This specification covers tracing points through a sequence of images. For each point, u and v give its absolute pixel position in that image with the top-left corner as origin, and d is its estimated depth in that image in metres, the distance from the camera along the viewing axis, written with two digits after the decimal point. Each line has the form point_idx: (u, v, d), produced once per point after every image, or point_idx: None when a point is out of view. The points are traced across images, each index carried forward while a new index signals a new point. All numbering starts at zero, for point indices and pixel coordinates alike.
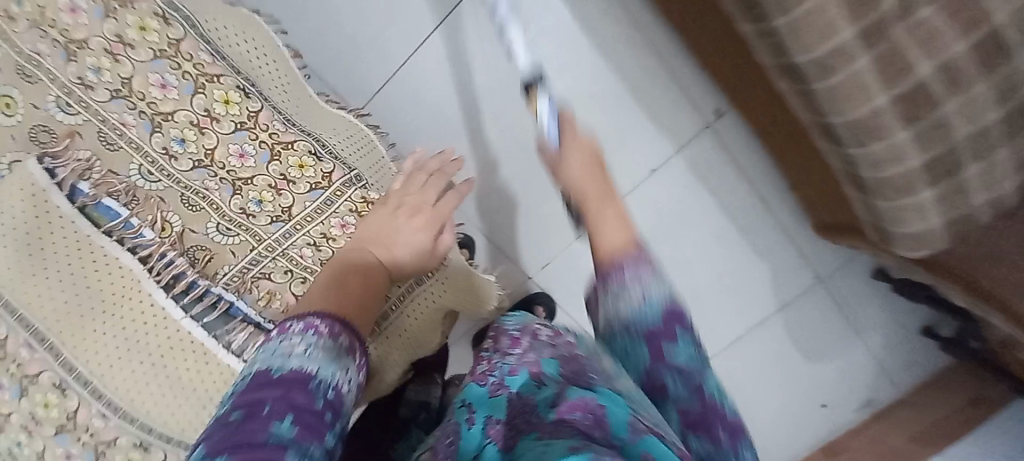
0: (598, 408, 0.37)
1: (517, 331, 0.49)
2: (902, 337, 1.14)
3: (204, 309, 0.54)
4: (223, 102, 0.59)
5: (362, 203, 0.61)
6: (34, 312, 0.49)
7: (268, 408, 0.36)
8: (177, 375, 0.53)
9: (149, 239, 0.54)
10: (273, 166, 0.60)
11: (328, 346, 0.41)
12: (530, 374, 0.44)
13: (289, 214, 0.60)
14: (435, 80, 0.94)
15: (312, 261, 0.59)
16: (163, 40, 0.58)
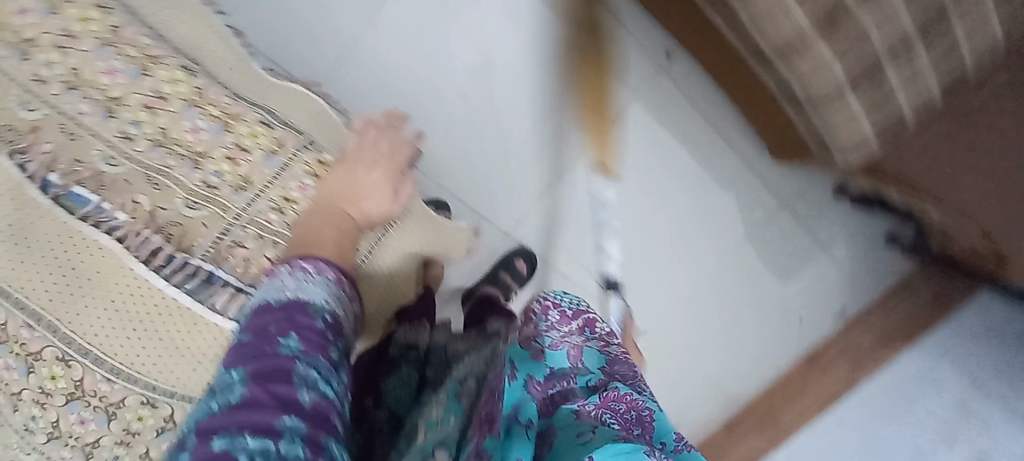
0: (648, 419, 0.51)
1: (572, 310, 0.67)
2: (865, 247, 1.24)
3: (186, 278, 0.47)
4: (170, 81, 0.53)
5: (319, 165, 0.56)
6: (27, 294, 0.43)
7: (273, 329, 0.42)
8: (176, 341, 0.47)
9: (119, 225, 0.47)
10: (228, 137, 0.54)
11: (318, 280, 0.46)
12: (576, 350, 0.61)
13: (250, 181, 0.53)
14: (389, 58, 0.97)
15: (280, 226, 0.53)
16: (104, 27, 0.52)
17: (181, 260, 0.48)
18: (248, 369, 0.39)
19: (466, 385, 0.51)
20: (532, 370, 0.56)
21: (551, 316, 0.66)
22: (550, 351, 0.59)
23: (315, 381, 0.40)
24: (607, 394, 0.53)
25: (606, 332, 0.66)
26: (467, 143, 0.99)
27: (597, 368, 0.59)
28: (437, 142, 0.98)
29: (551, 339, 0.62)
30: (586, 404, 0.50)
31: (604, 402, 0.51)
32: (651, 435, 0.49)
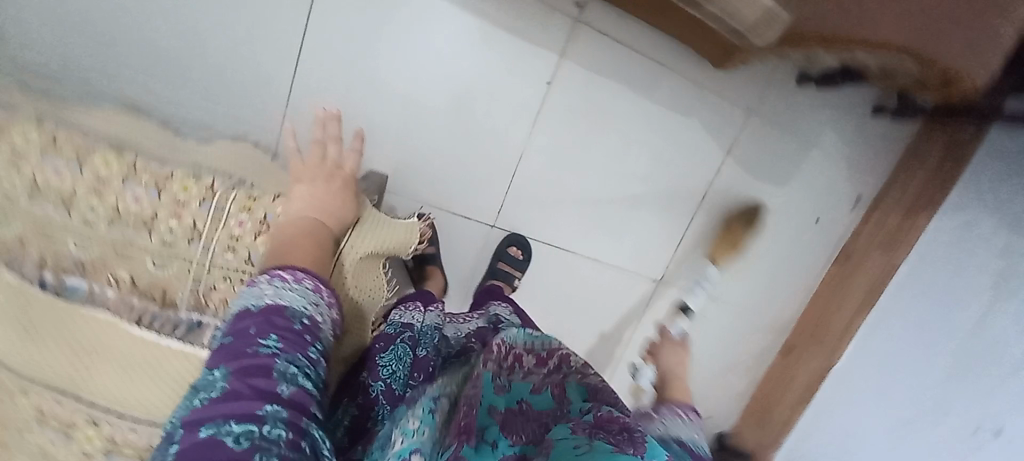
0: (640, 438, 0.50)
1: (545, 350, 0.65)
2: (853, 126, 1.23)
3: (176, 327, 0.52)
4: (103, 163, 0.51)
5: (252, 199, 0.56)
6: (51, 374, 0.49)
7: (253, 331, 0.45)
8: (180, 382, 0.51)
9: (105, 302, 0.51)
10: (166, 197, 0.52)
11: (295, 287, 0.49)
12: (558, 388, 0.61)
13: (200, 231, 0.54)
14: (323, 91, 0.94)
15: (240, 263, 0.55)
16: (18, 127, 0.48)
17: (163, 315, 0.53)
18: (229, 367, 0.42)
19: (439, 401, 0.54)
20: (496, 400, 0.55)
21: (525, 362, 0.63)
22: (529, 396, 0.59)
23: (294, 377, 0.44)
24: (600, 415, 0.54)
25: (583, 363, 0.65)
26: (436, 151, 1.04)
27: (583, 403, 0.59)
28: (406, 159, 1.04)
29: (530, 385, 0.60)
30: (580, 423, 0.53)
31: (597, 423, 0.52)
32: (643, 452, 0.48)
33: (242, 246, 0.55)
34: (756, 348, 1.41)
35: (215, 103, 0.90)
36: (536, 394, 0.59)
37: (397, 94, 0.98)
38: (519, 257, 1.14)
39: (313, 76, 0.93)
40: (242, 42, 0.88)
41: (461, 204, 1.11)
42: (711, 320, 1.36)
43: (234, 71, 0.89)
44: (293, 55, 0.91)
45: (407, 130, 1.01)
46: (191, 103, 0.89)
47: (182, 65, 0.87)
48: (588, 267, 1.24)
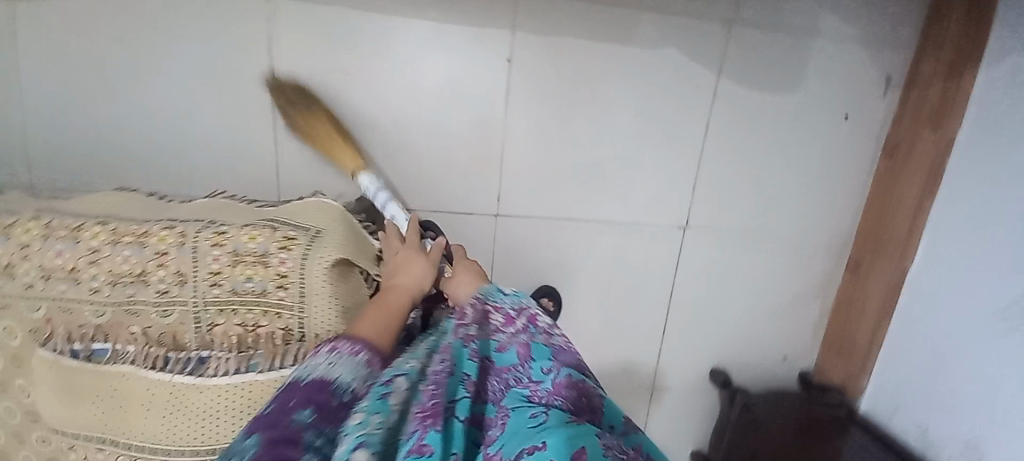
0: (597, 405, 0.61)
1: (514, 310, 0.72)
2: (858, 4, 1.09)
3: (184, 365, 0.58)
4: (94, 236, 0.59)
5: (220, 233, 0.60)
6: (95, 425, 0.57)
7: (293, 403, 0.54)
8: (193, 413, 0.56)
9: (128, 357, 0.59)
10: (149, 250, 0.59)
11: (348, 360, 0.59)
12: (524, 347, 0.68)
13: (186, 274, 0.59)
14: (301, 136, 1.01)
15: (228, 294, 0.60)
16: (29, 228, 0.58)
17: (178, 356, 0.59)
18: (261, 437, 0.51)
19: (393, 385, 0.58)
20: (466, 368, 0.66)
21: (495, 322, 0.72)
22: (494, 354, 0.69)
23: (319, 448, 0.51)
24: (558, 381, 0.63)
25: (550, 325, 0.70)
26: (421, 159, 1.08)
27: (546, 362, 0.66)
28: (394, 174, 1.08)
29: (496, 343, 0.70)
30: (539, 390, 0.64)
31: (557, 389, 0.63)
32: (603, 419, 0.60)
33: (226, 279, 0.60)
34: (817, 272, 1.28)
35: (213, 170, 1.02)
36: (500, 353, 0.69)
37: (371, 118, 1.03)
38: (550, 307, 1.17)
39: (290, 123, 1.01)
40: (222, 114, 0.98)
41: (459, 202, 1.12)
42: (755, 253, 1.25)
43: (230, 142, 1.00)
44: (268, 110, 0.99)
45: (388, 148, 1.06)
46: (196, 175, 1.03)
47: (178, 146, 1.00)
48: (605, 232, 1.19)
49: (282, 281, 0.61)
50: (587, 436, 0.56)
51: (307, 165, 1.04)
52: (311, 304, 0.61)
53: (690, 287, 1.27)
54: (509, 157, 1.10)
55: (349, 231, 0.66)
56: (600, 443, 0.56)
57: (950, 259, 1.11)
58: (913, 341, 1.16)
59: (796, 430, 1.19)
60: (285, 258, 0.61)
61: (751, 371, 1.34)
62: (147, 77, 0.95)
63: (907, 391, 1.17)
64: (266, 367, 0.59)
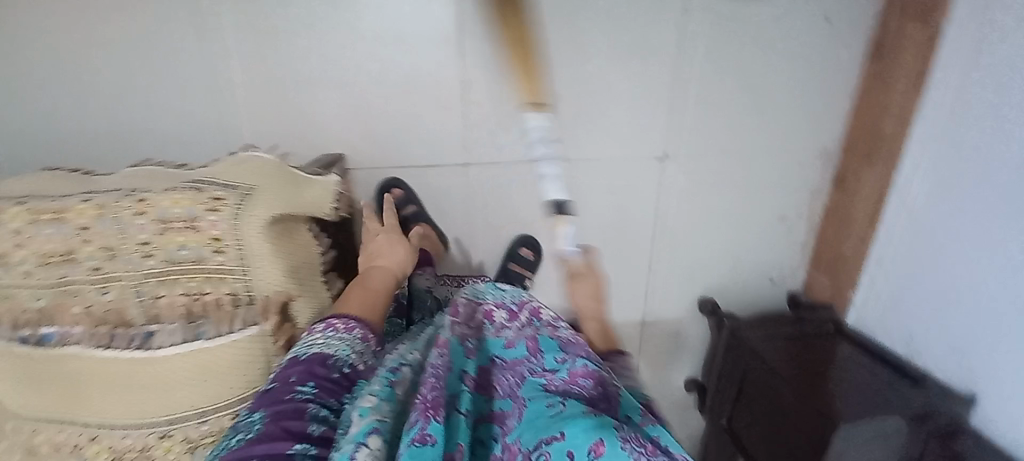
0: (611, 394, 0.68)
1: (517, 305, 0.80)
2: None
3: (128, 339, 0.58)
4: (14, 218, 0.57)
5: (143, 202, 0.58)
6: (54, 407, 0.60)
7: (295, 379, 0.60)
8: (147, 384, 0.58)
9: (75, 338, 0.58)
10: (74, 227, 0.58)
11: (341, 336, 0.65)
12: (534, 341, 0.74)
13: (117, 247, 0.58)
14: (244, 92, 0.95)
15: (165, 263, 0.59)
16: None
17: (125, 331, 0.59)
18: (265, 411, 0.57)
19: (399, 374, 0.64)
20: (468, 364, 0.70)
21: (498, 318, 0.78)
22: (502, 350, 0.75)
23: (323, 417, 0.58)
24: (574, 370, 0.70)
25: (555, 317, 0.78)
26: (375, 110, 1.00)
27: (557, 355, 0.72)
28: (350, 130, 1.01)
29: (504, 340, 0.75)
30: (553, 380, 0.69)
31: (573, 378, 0.69)
32: (619, 411, 0.67)
33: (160, 249, 0.59)
34: (803, 191, 1.24)
35: (156, 137, 0.97)
36: (508, 348, 0.75)
37: (315, 69, 0.95)
38: (530, 256, 1.15)
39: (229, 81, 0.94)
40: (152, 76, 0.92)
41: (423, 154, 1.05)
42: (739, 177, 1.21)
43: (175, 113, 0.95)
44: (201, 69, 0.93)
45: (339, 102, 0.98)
46: (139, 145, 0.98)
47: (114, 114, 0.94)
48: (582, 170, 1.15)
49: (219, 245, 0.60)
50: (603, 428, 0.60)
51: (255, 125, 0.98)
52: (254, 263, 0.61)
53: (674, 219, 1.24)
54: (471, 99, 1.02)
55: (284, 183, 0.63)
56: (620, 437, 0.59)
57: (954, 165, 1.03)
58: (931, 261, 1.08)
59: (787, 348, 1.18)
60: (215, 221, 0.59)
61: (740, 297, 1.35)
62: (68, 43, 0.89)
63: (893, 298, 1.16)
64: (216, 329, 0.60)
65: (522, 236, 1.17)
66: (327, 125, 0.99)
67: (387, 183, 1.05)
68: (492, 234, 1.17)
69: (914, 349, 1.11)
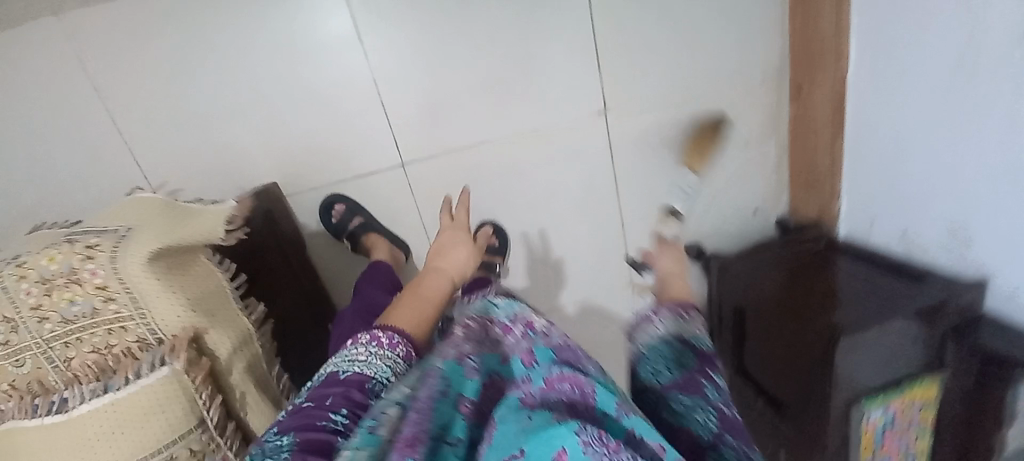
0: (590, 392, 0.56)
1: (511, 319, 0.64)
2: None
3: (51, 405, 0.53)
4: None
5: (18, 267, 0.52)
6: None
7: (331, 403, 0.57)
8: (81, 447, 0.52)
9: (6, 414, 0.53)
10: None
11: (382, 353, 0.65)
12: (530, 353, 0.59)
13: (9, 318, 0.52)
14: (159, 133, 0.94)
15: (68, 320, 0.54)
16: None
17: (47, 400, 0.53)
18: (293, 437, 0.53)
19: (382, 416, 0.52)
20: (466, 387, 0.56)
21: (494, 332, 0.63)
22: (500, 367, 0.59)
23: None
24: (550, 377, 0.56)
25: (548, 325, 0.63)
26: (296, 128, 0.99)
27: (548, 365, 0.58)
28: (276, 153, 1.00)
29: (500, 355, 0.60)
30: (531, 392, 0.55)
31: (549, 385, 0.55)
32: (593, 409, 0.55)
33: (52, 309, 0.53)
34: (758, 107, 1.19)
35: (79, 191, 0.96)
36: (504, 364, 0.60)
37: (225, 100, 0.95)
38: (492, 242, 1.13)
39: (140, 126, 0.93)
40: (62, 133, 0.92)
41: (358, 162, 1.04)
42: (689, 111, 1.16)
43: (99, 175, 0.95)
44: (110, 119, 0.92)
45: (257, 126, 0.98)
46: (64, 201, 0.96)
47: (33, 176, 0.93)
48: (525, 142, 1.11)
49: (107, 294, 0.53)
50: (565, 434, 0.49)
51: (176, 164, 0.97)
52: (154, 305, 0.54)
53: (634, 170, 1.19)
54: (391, 97, 1.02)
55: (165, 217, 0.57)
56: (580, 441, 0.49)
57: (885, 46, 0.97)
58: (890, 155, 1.02)
59: (786, 275, 1.12)
60: (96, 268, 0.53)
61: (725, 235, 1.28)
62: None
63: (880, 198, 1.07)
64: (129, 379, 0.53)
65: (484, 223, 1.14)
66: (250, 151, 0.99)
67: (326, 203, 1.03)
68: None
69: (918, 244, 1.00)
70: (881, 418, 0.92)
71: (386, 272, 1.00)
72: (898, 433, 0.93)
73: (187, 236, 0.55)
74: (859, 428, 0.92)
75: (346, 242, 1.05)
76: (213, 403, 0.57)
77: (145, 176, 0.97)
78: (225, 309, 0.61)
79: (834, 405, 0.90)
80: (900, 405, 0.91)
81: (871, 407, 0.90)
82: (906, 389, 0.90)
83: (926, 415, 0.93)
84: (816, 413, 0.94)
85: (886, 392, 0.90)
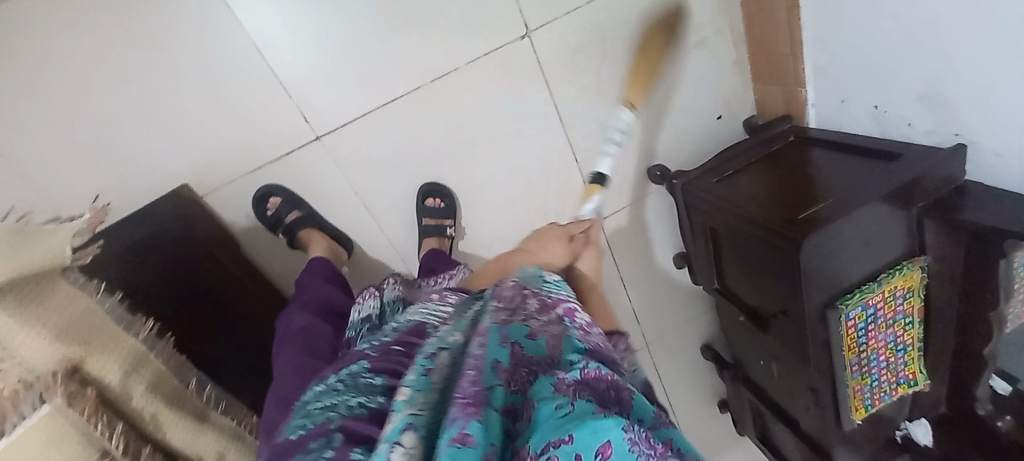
0: (625, 396, 0.51)
1: (552, 297, 0.60)
2: None
3: None
4: None
5: None
6: None
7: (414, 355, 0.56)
8: None
9: None
10: None
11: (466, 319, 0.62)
12: (555, 337, 0.54)
13: None
14: (47, 153, 0.87)
15: None
16: None
17: None
18: (381, 379, 0.52)
19: (436, 360, 0.51)
20: (502, 353, 0.51)
21: (529, 307, 0.58)
22: (524, 340, 0.53)
23: None
24: (587, 372, 0.51)
25: (587, 320, 0.58)
26: (194, 122, 0.91)
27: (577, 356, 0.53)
28: (179, 151, 0.92)
29: (528, 328, 0.54)
30: (566, 379, 0.49)
31: (585, 380, 0.50)
32: (631, 413, 0.50)
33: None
34: (702, 1, 1.06)
35: None
36: (530, 339, 0.53)
37: (109, 104, 0.87)
38: (440, 205, 1.04)
39: (25, 147, 0.86)
40: None
41: (268, 144, 0.95)
42: (622, 18, 1.04)
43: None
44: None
45: (151, 127, 0.89)
46: None
47: None
48: (442, 88, 1.00)
49: None
50: (611, 427, 0.44)
51: (75, 183, 0.89)
52: (18, 343, 0.53)
53: (575, 96, 1.07)
54: (281, 63, 0.91)
55: (7, 246, 0.52)
56: (627, 438, 0.44)
57: None
58: (841, 21, 0.91)
59: (766, 174, 1.01)
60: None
61: (691, 149, 1.18)
62: None
63: (846, 74, 0.96)
64: (16, 422, 0.51)
65: (426, 186, 1.05)
66: (150, 154, 0.91)
67: (255, 197, 0.96)
68: (391, 200, 1.05)
69: (893, 115, 0.90)
70: (862, 315, 0.85)
71: (324, 265, 0.94)
72: (883, 327, 0.87)
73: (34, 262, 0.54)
74: (840, 330, 0.85)
75: (282, 237, 0.99)
76: (114, 430, 0.58)
77: (42, 203, 0.89)
78: (98, 336, 0.62)
79: (809, 307, 0.83)
80: (881, 299, 0.84)
81: (848, 306, 0.83)
82: (884, 282, 0.83)
83: (911, 304, 0.86)
84: (796, 314, 0.87)
85: (864, 290, 0.83)
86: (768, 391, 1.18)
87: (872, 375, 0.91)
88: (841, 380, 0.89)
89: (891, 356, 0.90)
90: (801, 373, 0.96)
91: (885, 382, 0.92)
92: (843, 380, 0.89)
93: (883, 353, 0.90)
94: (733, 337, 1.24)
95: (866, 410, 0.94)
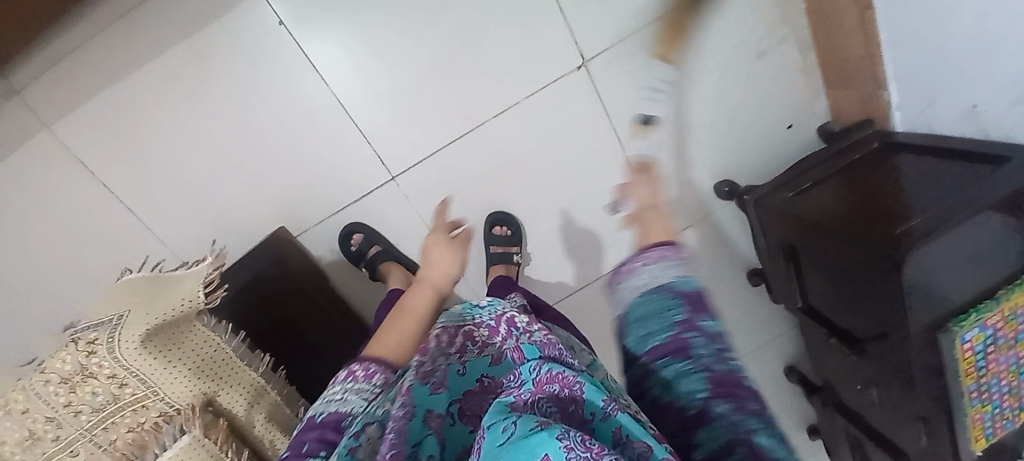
0: (578, 395, 0.47)
1: (493, 319, 0.60)
2: None
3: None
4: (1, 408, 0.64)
5: (80, 348, 0.64)
6: None
7: (306, 450, 0.49)
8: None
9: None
10: (40, 397, 0.64)
11: (358, 387, 0.54)
12: (516, 352, 0.55)
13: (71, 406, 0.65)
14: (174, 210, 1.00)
15: (111, 401, 0.66)
16: None
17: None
18: None
19: (362, 436, 0.47)
20: (435, 402, 0.50)
21: (477, 337, 0.58)
22: (489, 368, 0.55)
23: None
24: (539, 379, 0.49)
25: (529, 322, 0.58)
26: (290, 175, 1.01)
27: (533, 362, 0.52)
28: (278, 200, 1.02)
29: (487, 359, 0.56)
30: (521, 393, 0.48)
31: (538, 387, 0.48)
32: (583, 409, 0.47)
33: (80, 403, 0.65)
34: (761, 14, 1.04)
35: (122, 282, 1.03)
36: (495, 365, 0.55)
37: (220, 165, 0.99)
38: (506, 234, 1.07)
39: (158, 207, 1.00)
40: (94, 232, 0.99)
41: (349, 189, 1.04)
42: None
43: (122, 257, 1.01)
44: (131, 209, 0.99)
45: (255, 182, 1.01)
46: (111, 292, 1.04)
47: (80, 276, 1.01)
48: (505, 124, 1.04)
49: (123, 379, 0.65)
50: (546, 439, 0.40)
51: (196, 233, 1.02)
52: (161, 380, 0.67)
53: (634, 119, 1.07)
54: (360, 115, 1.00)
55: (150, 294, 0.67)
56: (563, 446, 0.39)
57: None
58: (924, 23, 0.84)
59: (848, 184, 0.96)
60: (100, 361, 0.64)
61: (762, 160, 1.14)
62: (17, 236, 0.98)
63: (933, 76, 0.89)
64: (157, 451, 0.64)
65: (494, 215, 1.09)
66: (255, 206, 1.02)
67: (340, 236, 1.05)
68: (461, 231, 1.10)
69: (998, 116, 0.80)
70: (981, 337, 0.76)
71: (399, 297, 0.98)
72: (1002, 349, 0.78)
73: (169, 310, 0.66)
74: (956, 354, 0.76)
75: (363, 270, 1.06)
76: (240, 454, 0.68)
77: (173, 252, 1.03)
78: (226, 367, 0.72)
79: (915, 329, 0.78)
80: (1000, 318, 0.76)
81: (963, 328, 0.75)
82: (1001, 299, 0.75)
83: None
84: (896, 336, 0.81)
85: (980, 309, 0.75)
86: (866, 417, 1.07)
87: (993, 402, 0.81)
88: (957, 410, 0.81)
89: (1014, 379, 0.81)
90: (903, 397, 0.88)
91: (1007, 408, 0.82)
92: (960, 409, 0.80)
93: (1005, 377, 0.80)
94: (820, 355, 1.16)
95: (987, 440, 0.84)
